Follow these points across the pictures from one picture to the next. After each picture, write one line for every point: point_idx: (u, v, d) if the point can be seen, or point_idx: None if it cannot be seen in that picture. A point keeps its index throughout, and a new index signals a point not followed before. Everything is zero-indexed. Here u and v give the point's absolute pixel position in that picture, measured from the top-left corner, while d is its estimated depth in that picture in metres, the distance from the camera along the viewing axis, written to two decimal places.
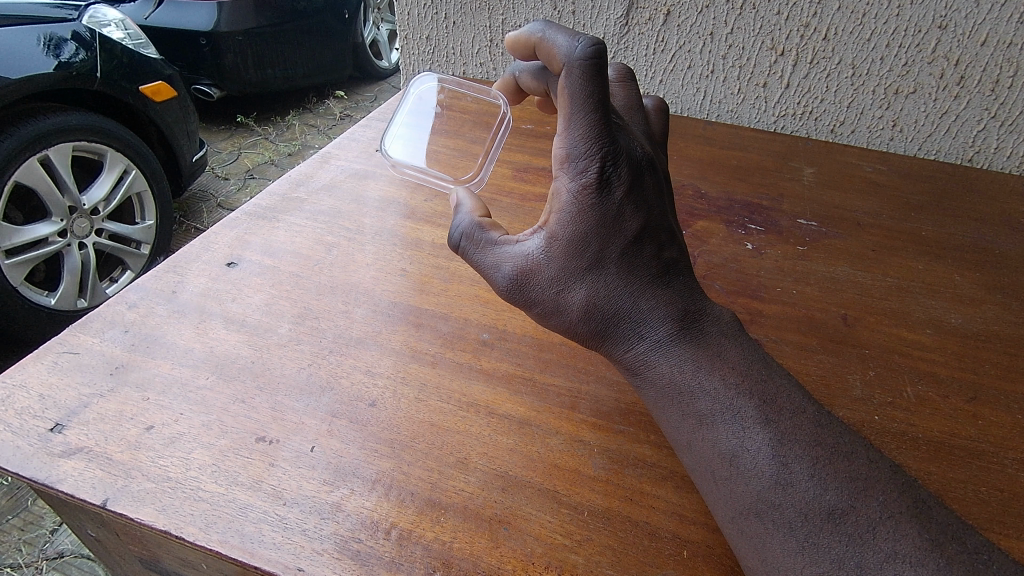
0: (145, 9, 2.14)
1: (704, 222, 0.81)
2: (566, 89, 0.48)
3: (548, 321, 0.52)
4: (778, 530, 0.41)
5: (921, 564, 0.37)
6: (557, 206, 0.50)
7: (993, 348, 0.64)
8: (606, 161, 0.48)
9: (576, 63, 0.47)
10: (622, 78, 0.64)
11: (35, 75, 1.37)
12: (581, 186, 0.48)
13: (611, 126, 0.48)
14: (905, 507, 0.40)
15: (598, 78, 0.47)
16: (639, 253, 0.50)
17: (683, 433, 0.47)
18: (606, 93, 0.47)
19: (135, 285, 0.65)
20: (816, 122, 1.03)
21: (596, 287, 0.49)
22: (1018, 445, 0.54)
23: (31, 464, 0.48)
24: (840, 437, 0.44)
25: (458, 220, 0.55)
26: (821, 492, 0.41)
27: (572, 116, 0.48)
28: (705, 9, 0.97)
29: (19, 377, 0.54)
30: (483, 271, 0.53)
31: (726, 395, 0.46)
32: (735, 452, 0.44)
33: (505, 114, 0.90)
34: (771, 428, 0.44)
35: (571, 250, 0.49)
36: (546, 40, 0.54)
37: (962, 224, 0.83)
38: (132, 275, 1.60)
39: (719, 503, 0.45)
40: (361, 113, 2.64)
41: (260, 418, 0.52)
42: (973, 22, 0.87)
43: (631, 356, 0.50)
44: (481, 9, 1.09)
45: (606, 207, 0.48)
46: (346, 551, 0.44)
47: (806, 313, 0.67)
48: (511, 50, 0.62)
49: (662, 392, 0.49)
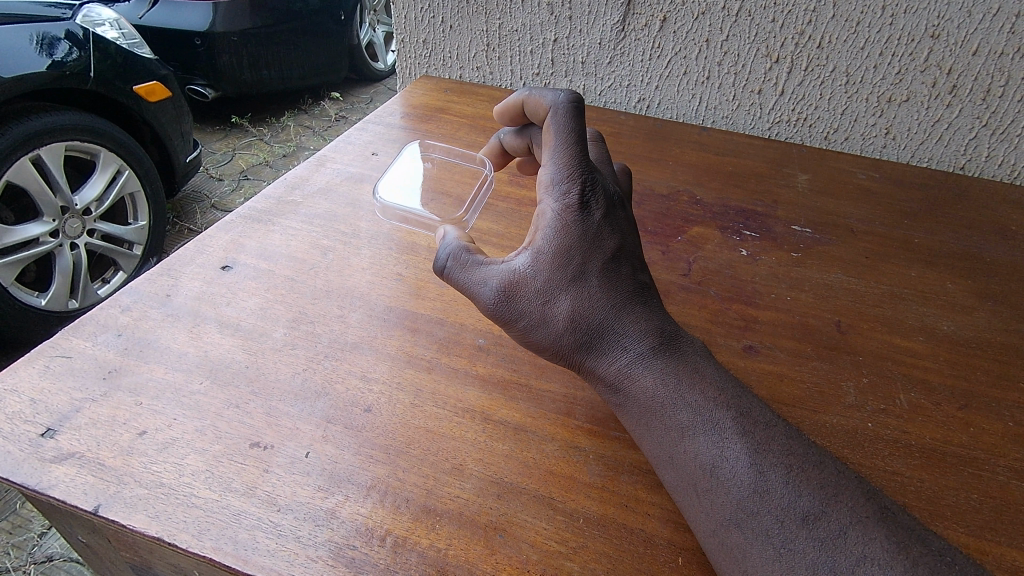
0: (139, 9, 2.14)
1: (700, 228, 0.81)
2: (552, 128, 0.55)
3: (533, 337, 0.51)
4: (757, 539, 0.41)
5: (890, 566, 0.38)
6: (541, 225, 0.51)
7: (986, 356, 0.64)
8: (586, 186, 0.52)
9: (561, 106, 0.56)
10: (595, 138, 0.65)
11: (27, 75, 1.36)
12: (564, 206, 0.51)
13: (588, 161, 0.54)
14: (873, 511, 0.41)
15: (577, 120, 0.55)
16: (618, 270, 0.51)
17: (663, 447, 0.47)
18: (585, 135, 0.55)
19: (128, 289, 0.65)
20: (810, 129, 1.04)
21: (581, 298, 0.50)
22: (1010, 453, 0.54)
23: (21, 470, 0.47)
24: (810, 447, 0.45)
25: (445, 242, 0.54)
26: (795, 499, 0.41)
27: (555, 151, 0.53)
28: (700, 16, 0.97)
29: (10, 383, 0.53)
30: (469, 291, 0.52)
31: (705, 407, 0.47)
32: (714, 463, 0.44)
33: (488, 173, 0.82)
34: (748, 438, 0.45)
35: (555, 262, 0.50)
36: (532, 97, 0.61)
37: (952, 232, 0.83)
38: (123, 276, 1.59)
39: (699, 517, 0.44)
40: (356, 115, 2.65)
41: (255, 424, 0.52)
42: (965, 32, 0.88)
43: (614, 369, 0.50)
44: (478, 14, 1.10)
45: (587, 225, 0.51)
46: (341, 558, 0.44)
47: (802, 320, 0.68)
48: (498, 117, 0.69)
49: (644, 407, 0.48)
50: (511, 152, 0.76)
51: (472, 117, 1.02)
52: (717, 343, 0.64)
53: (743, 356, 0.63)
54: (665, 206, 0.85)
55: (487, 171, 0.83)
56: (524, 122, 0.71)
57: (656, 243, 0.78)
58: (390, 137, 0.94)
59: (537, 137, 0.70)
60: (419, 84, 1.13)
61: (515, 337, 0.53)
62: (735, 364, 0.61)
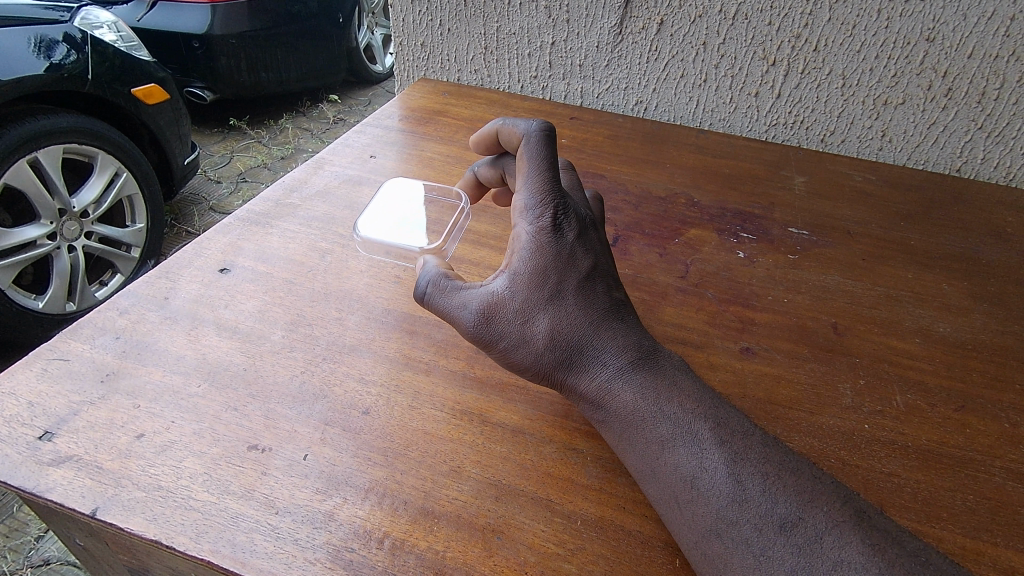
0: (138, 11, 2.14)
1: (697, 230, 0.82)
2: (525, 156, 0.56)
3: (514, 358, 0.51)
4: (737, 548, 0.41)
5: (866, 569, 0.38)
6: (516, 249, 0.52)
7: (982, 358, 0.65)
8: (558, 210, 0.52)
9: (533, 135, 0.57)
10: (566, 167, 0.65)
11: (24, 77, 1.36)
12: (538, 228, 0.51)
13: (560, 185, 0.55)
14: (850, 515, 0.41)
15: (549, 148, 0.56)
16: (593, 287, 0.52)
17: (644, 460, 0.47)
18: (557, 161, 0.56)
19: (126, 291, 0.65)
20: (807, 131, 1.04)
21: (558, 317, 0.50)
22: (1006, 454, 0.54)
23: (19, 473, 0.47)
24: (788, 454, 0.45)
25: (424, 270, 0.54)
26: (772, 506, 0.42)
27: (527, 177, 0.54)
28: (697, 19, 0.98)
29: (8, 386, 0.53)
30: (449, 316, 0.52)
31: (684, 419, 0.47)
32: (694, 474, 0.44)
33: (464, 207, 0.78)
34: (725, 448, 0.45)
35: (532, 283, 0.50)
36: (505, 127, 0.61)
37: (948, 234, 0.84)
38: (121, 279, 1.59)
39: (682, 529, 0.44)
40: (355, 117, 2.66)
41: (253, 427, 0.52)
42: (960, 35, 0.89)
43: (594, 386, 0.50)
44: (476, 17, 1.10)
45: (560, 246, 0.51)
46: (339, 560, 0.44)
47: (798, 322, 0.68)
48: (474, 145, 0.68)
49: (625, 421, 0.49)
50: (486, 184, 0.72)
51: (470, 120, 1.03)
52: (714, 345, 0.64)
53: (740, 358, 0.63)
54: (662, 209, 0.85)
55: (462, 204, 0.79)
56: (498, 152, 0.68)
57: (653, 246, 0.78)
58: (388, 139, 0.94)
59: (511, 166, 0.67)
60: (417, 87, 1.13)
61: (496, 360, 0.52)
62: (730, 367, 0.62)
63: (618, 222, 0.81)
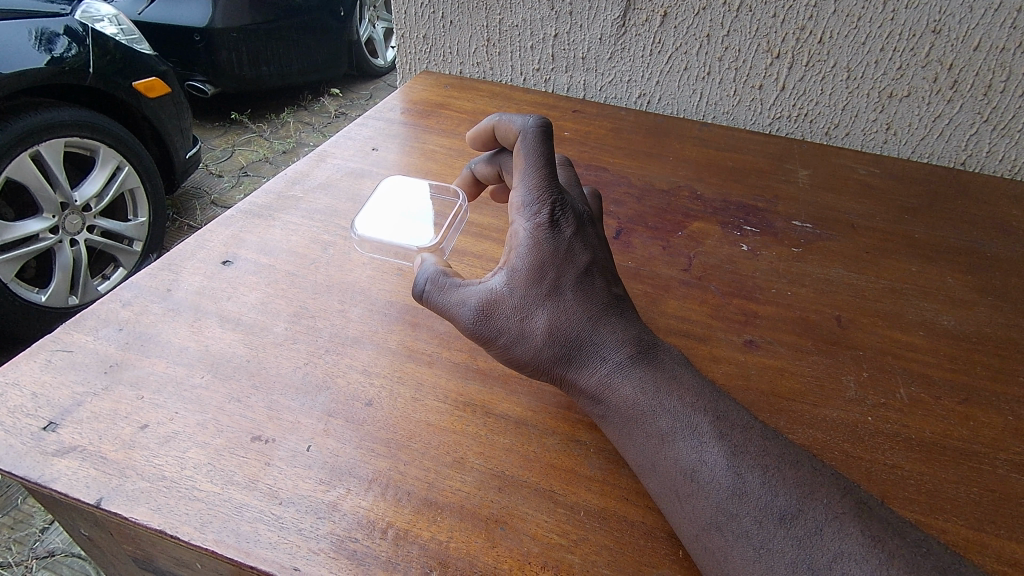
0: (139, 4, 2.13)
1: (700, 223, 0.81)
2: (522, 152, 0.56)
3: (514, 353, 0.51)
4: (737, 542, 0.41)
5: (865, 561, 0.38)
6: (514, 245, 0.52)
7: (986, 351, 0.64)
8: (556, 206, 0.52)
9: (530, 132, 0.56)
10: (563, 163, 0.65)
11: (27, 70, 1.35)
12: (535, 225, 0.51)
13: (557, 181, 0.54)
14: (849, 507, 0.41)
15: (546, 143, 0.56)
16: (592, 283, 0.52)
17: (644, 454, 0.47)
18: (553, 157, 0.56)
19: (129, 283, 0.65)
20: (811, 124, 1.04)
21: (558, 312, 0.50)
22: (1010, 447, 0.54)
23: (24, 463, 0.47)
24: (787, 447, 0.45)
25: (422, 268, 0.54)
26: (772, 498, 0.42)
27: (525, 174, 0.54)
28: (701, 11, 0.97)
29: (11, 376, 0.53)
30: (448, 313, 0.52)
31: (683, 412, 0.47)
32: (694, 468, 0.44)
33: (462, 207, 0.76)
34: (725, 442, 0.45)
35: (530, 279, 0.50)
36: (503, 122, 0.61)
37: (952, 227, 0.83)
38: (124, 273, 1.59)
39: (682, 522, 0.44)
40: (356, 111, 2.65)
41: (256, 418, 0.52)
42: (967, 27, 0.88)
43: (594, 381, 0.50)
44: (479, 9, 1.09)
45: (558, 242, 0.51)
46: (343, 550, 0.44)
47: (802, 315, 0.68)
48: (473, 141, 0.67)
49: (625, 415, 0.48)
50: (484, 181, 0.71)
51: (472, 113, 1.02)
52: (717, 338, 0.64)
53: (744, 351, 0.63)
54: (665, 202, 0.85)
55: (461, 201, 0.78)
56: (496, 148, 0.68)
57: (656, 239, 0.78)
58: (390, 132, 0.94)
59: (508, 163, 0.66)
60: (419, 80, 1.13)
61: (496, 356, 0.52)
62: (733, 360, 0.62)
63: (621, 215, 0.81)
